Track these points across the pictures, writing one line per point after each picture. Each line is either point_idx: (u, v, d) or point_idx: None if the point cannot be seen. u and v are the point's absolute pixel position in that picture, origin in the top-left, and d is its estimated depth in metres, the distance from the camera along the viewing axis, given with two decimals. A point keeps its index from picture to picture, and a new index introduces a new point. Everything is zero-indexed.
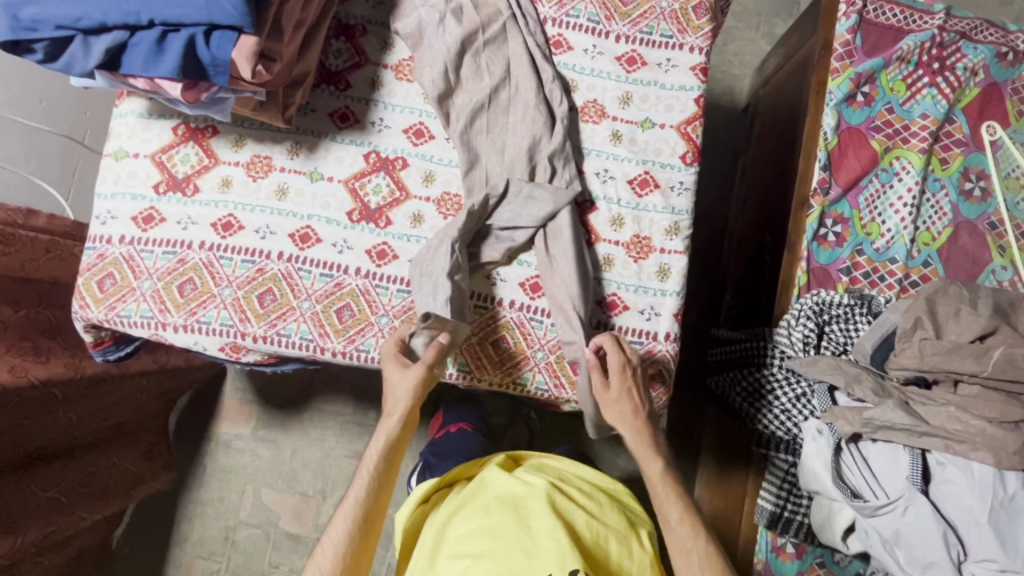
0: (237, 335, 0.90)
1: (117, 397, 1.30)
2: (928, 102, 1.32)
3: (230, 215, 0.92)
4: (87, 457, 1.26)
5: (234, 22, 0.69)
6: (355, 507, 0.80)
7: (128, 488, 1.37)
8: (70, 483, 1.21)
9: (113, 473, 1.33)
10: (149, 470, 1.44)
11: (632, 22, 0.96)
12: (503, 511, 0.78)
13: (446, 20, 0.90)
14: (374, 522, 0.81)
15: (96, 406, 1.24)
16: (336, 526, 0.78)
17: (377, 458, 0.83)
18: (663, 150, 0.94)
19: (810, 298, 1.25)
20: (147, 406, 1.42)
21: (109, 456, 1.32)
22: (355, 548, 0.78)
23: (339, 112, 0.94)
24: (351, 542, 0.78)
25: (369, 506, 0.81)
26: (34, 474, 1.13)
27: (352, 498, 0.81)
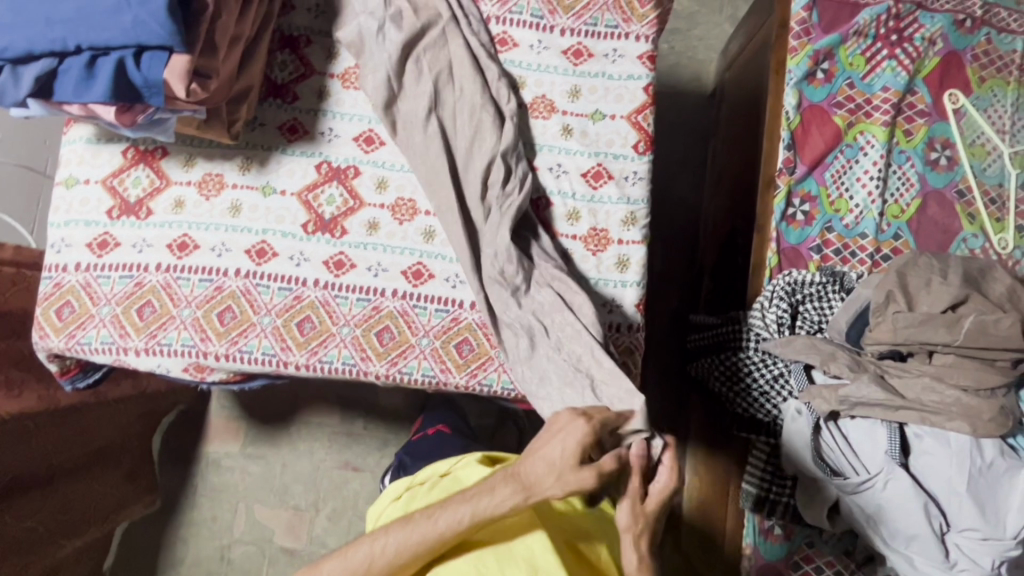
0: (198, 354, 0.89)
1: (94, 424, 1.31)
2: (888, 75, 1.32)
3: (184, 235, 0.91)
4: (66, 485, 1.26)
5: (163, 42, 0.69)
6: (430, 534, 0.73)
7: (107, 514, 1.38)
8: (48, 513, 1.21)
9: (91, 500, 1.33)
10: (129, 495, 1.45)
11: (576, 15, 0.95)
12: None
13: (386, 27, 0.89)
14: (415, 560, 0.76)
15: (71, 434, 1.25)
16: (375, 562, 0.74)
17: (490, 511, 0.72)
18: (614, 140, 0.93)
19: (782, 279, 1.25)
20: (128, 428, 1.43)
21: (89, 482, 1.32)
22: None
23: (288, 124, 0.94)
24: (388, 566, 0.74)
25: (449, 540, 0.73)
26: (13, 504, 1.12)
27: (430, 523, 0.73)
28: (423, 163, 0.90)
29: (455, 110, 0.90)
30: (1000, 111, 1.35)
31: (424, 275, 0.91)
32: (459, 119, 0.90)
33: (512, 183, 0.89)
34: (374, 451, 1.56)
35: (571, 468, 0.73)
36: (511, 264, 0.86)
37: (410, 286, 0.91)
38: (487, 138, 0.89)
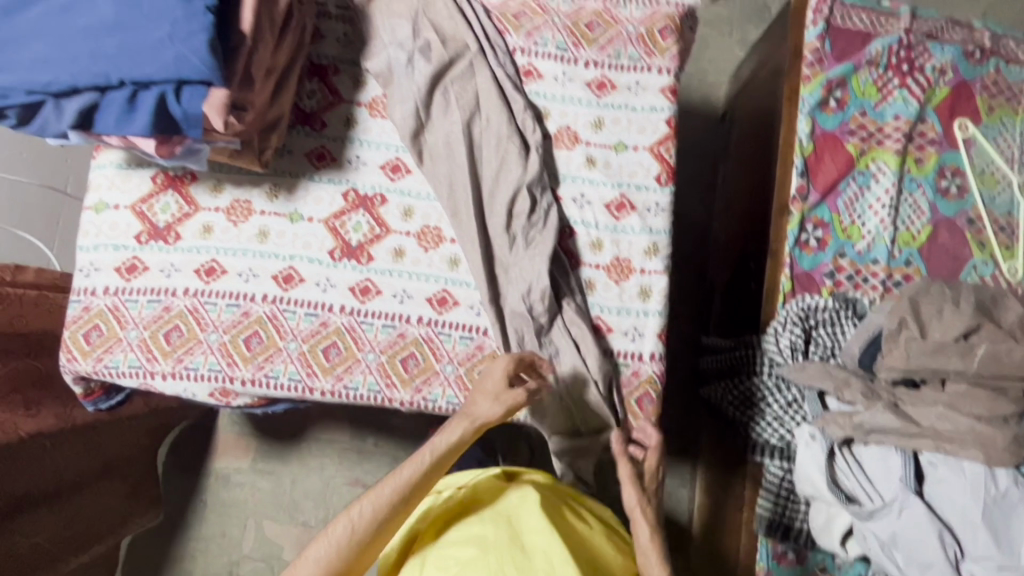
0: (225, 379, 0.90)
1: (97, 440, 1.31)
2: (899, 103, 1.34)
3: (212, 260, 0.92)
4: (74, 500, 1.26)
5: (204, 76, 0.71)
6: (400, 485, 0.80)
7: (112, 527, 1.38)
8: (53, 530, 1.21)
9: (98, 513, 1.33)
10: (134, 508, 1.45)
11: (600, 48, 0.97)
12: (497, 523, 0.78)
13: (414, 59, 0.91)
14: (392, 523, 0.80)
15: (81, 450, 1.25)
16: (354, 525, 0.78)
17: (444, 446, 0.82)
18: (637, 172, 0.95)
19: (795, 304, 1.28)
20: (135, 441, 1.44)
21: (95, 497, 1.32)
22: (362, 548, 0.78)
23: (315, 151, 0.95)
24: (365, 534, 0.78)
25: (416, 489, 0.81)
26: (18, 522, 1.12)
27: (398, 476, 0.80)
28: (450, 194, 0.91)
29: (482, 142, 0.92)
30: (1009, 140, 1.37)
31: (449, 301, 0.92)
32: (485, 151, 0.92)
33: (537, 213, 0.91)
34: (385, 468, 1.56)
35: (504, 388, 0.83)
36: (542, 304, 0.88)
37: (435, 312, 0.92)
38: (512, 168, 0.91)
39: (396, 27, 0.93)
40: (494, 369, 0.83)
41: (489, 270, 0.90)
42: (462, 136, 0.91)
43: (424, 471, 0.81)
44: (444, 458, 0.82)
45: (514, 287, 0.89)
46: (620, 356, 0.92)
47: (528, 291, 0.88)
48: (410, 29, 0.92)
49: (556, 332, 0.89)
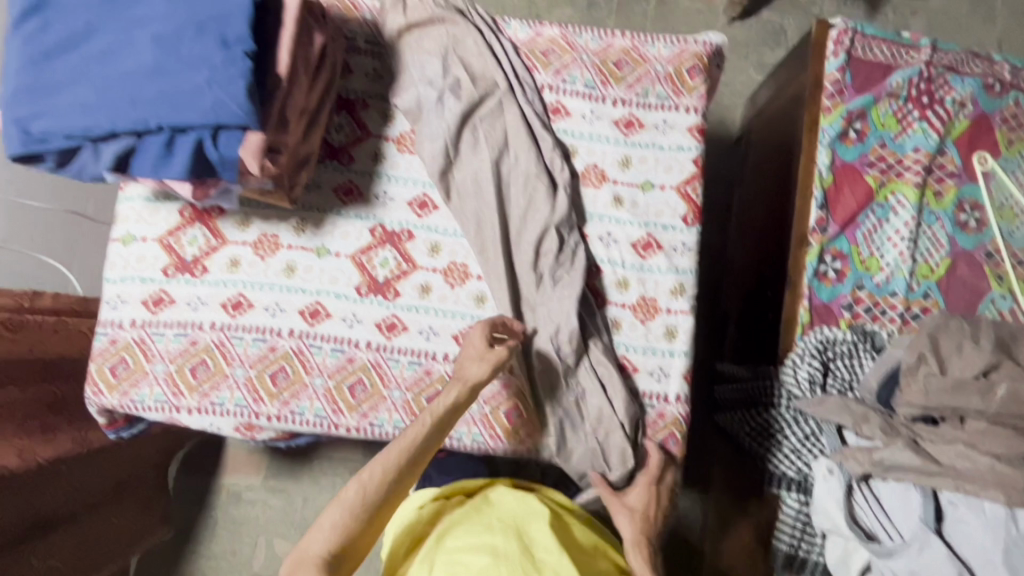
0: (251, 414, 0.91)
1: (109, 459, 1.30)
2: (919, 136, 1.35)
3: (239, 294, 0.93)
4: (88, 521, 1.25)
5: (240, 121, 0.71)
6: (406, 448, 0.78)
7: (127, 546, 1.37)
8: (67, 552, 1.19)
9: (112, 533, 1.33)
10: (146, 526, 1.44)
11: (628, 86, 0.97)
12: (507, 534, 0.76)
13: (444, 96, 0.91)
14: (403, 485, 0.78)
15: (93, 472, 1.24)
16: (365, 487, 0.76)
17: (445, 406, 0.80)
18: (664, 211, 0.95)
19: (814, 336, 1.26)
20: (147, 459, 1.44)
21: (108, 516, 1.32)
22: (375, 510, 0.76)
23: (343, 186, 0.95)
24: (376, 497, 0.76)
25: (422, 450, 0.79)
26: (34, 545, 1.10)
27: (404, 439, 0.78)
28: (477, 233, 0.91)
29: (510, 181, 0.92)
30: None
31: None
32: (513, 189, 0.92)
33: (565, 253, 0.91)
34: None
35: (485, 347, 0.82)
36: (570, 346, 0.88)
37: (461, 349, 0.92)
38: (540, 207, 0.91)
39: (426, 63, 0.92)
40: (471, 335, 0.83)
41: (515, 308, 0.90)
42: (493, 175, 0.91)
43: (430, 435, 0.79)
44: (446, 418, 0.80)
45: (541, 325, 0.89)
46: (646, 396, 0.92)
47: (555, 331, 0.88)
48: (440, 66, 0.92)
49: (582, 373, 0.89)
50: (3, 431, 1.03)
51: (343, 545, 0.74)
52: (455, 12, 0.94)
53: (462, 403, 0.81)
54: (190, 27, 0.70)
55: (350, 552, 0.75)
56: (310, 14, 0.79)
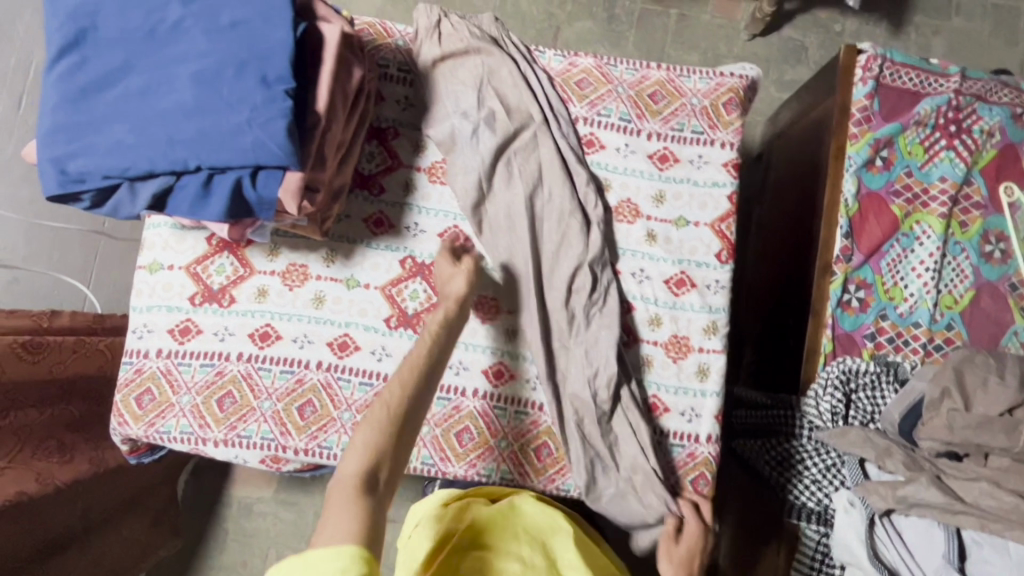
0: (278, 448, 0.90)
1: (125, 477, 1.29)
2: (946, 165, 1.34)
3: (267, 325, 0.91)
4: (101, 539, 1.24)
5: (280, 161, 0.69)
6: (417, 364, 0.76)
7: (137, 560, 1.35)
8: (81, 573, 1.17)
9: (124, 547, 1.31)
10: (155, 540, 1.43)
11: (664, 119, 0.96)
12: (533, 548, 0.76)
13: (478, 130, 0.90)
14: (422, 404, 0.74)
15: (108, 491, 1.23)
16: (387, 404, 0.71)
17: (439, 321, 0.81)
18: (697, 248, 0.94)
19: (836, 366, 1.26)
20: (158, 473, 1.43)
21: (120, 532, 1.31)
22: (403, 428, 0.70)
23: (373, 217, 0.94)
24: (399, 412, 0.71)
25: (432, 364, 0.77)
26: (48, 566, 1.09)
27: (410, 357, 0.77)
28: (510, 268, 0.90)
29: (543, 216, 0.91)
30: None
31: (505, 374, 0.91)
32: (546, 224, 0.91)
33: (598, 292, 0.90)
34: None
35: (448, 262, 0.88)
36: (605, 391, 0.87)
37: (491, 385, 0.91)
38: (574, 243, 0.90)
39: (461, 95, 0.91)
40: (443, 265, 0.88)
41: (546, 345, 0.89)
42: (526, 211, 0.90)
43: (433, 353, 0.78)
44: (443, 339, 0.80)
45: (573, 364, 0.88)
46: (677, 437, 0.91)
47: (587, 371, 0.87)
48: (475, 97, 0.90)
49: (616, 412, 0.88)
50: (18, 455, 0.99)
51: (380, 465, 0.67)
52: (490, 43, 0.92)
53: (453, 322, 0.82)
54: (230, 65, 0.68)
55: (388, 476, 0.67)
56: (349, 48, 0.78)
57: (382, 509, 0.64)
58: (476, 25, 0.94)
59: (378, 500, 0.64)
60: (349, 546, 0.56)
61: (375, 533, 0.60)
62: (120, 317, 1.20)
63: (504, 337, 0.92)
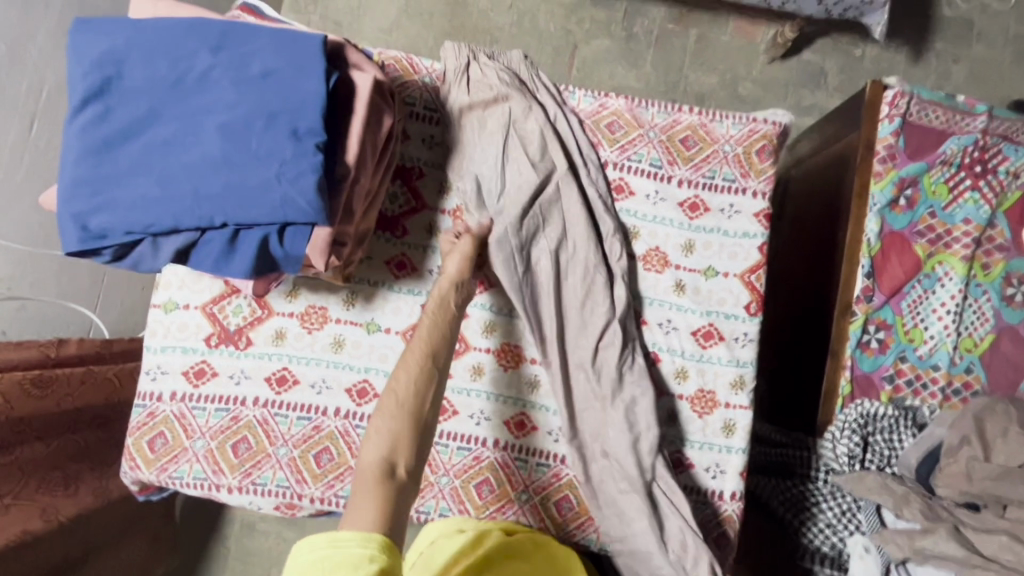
0: (293, 496, 0.88)
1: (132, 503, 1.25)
2: (970, 206, 1.29)
3: (284, 369, 0.89)
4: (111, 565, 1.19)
5: (309, 217, 0.66)
6: (422, 348, 0.75)
7: None
8: None
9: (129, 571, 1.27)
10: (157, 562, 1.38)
11: (695, 166, 0.94)
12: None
13: (506, 175, 0.87)
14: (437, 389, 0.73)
15: (118, 518, 1.19)
16: (396, 390, 0.70)
17: (438, 302, 0.80)
18: (727, 299, 0.92)
19: (855, 409, 1.22)
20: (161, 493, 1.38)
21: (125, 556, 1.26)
22: (416, 410, 0.69)
23: (396, 259, 0.91)
24: (409, 397, 0.70)
25: (437, 346, 0.75)
26: None
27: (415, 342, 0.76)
28: (536, 316, 0.87)
29: (567, 269, 0.88)
30: None
31: (528, 426, 0.90)
32: (571, 276, 0.88)
33: (627, 346, 0.87)
34: None
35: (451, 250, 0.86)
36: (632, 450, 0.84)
37: (513, 436, 0.90)
38: (602, 290, 0.87)
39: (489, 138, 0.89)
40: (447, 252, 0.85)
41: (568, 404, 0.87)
42: (550, 258, 0.88)
43: (433, 334, 0.76)
44: (441, 319, 0.78)
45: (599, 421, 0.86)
46: (701, 494, 0.89)
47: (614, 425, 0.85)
48: (501, 141, 0.88)
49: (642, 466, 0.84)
50: (24, 491, 0.94)
51: (400, 450, 0.65)
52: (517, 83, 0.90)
53: (450, 300, 0.81)
54: (260, 116, 0.65)
55: (410, 459, 0.66)
56: (380, 94, 0.75)
57: (408, 496, 0.63)
58: (504, 65, 0.92)
59: (401, 486, 0.63)
60: (375, 533, 0.56)
61: (397, 521, 0.59)
62: (128, 341, 1.20)
63: (524, 386, 0.90)
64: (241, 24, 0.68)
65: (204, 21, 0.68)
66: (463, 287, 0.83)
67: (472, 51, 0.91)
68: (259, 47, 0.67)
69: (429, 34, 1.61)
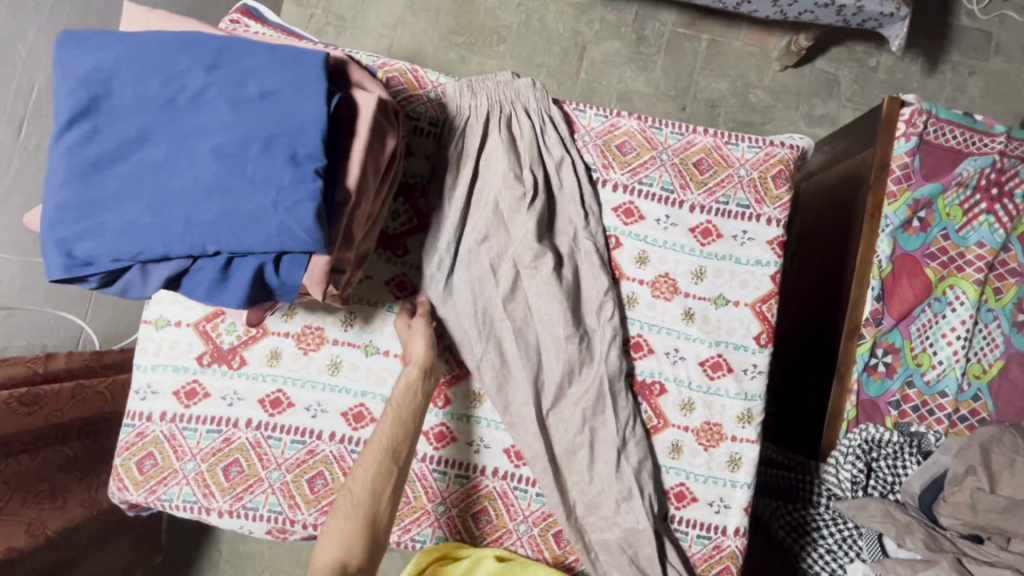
0: (285, 521, 0.85)
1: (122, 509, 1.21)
2: (985, 230, 1.18)
3: (279, 391, 0.86)
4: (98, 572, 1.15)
5: (307, 247, 0.63)
6: (381, 444, 0.77)
7: None
8: None
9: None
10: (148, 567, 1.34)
11: (709, 191, 0.90)
12: None
13: (508, 208, 0.85)
14: (391, 487, 0.76)
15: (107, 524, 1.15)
16: (353, 493, 0.75)
17: (401, 390, 0.79)
18: (736, 329, 0.89)
19: (858, 434, 1.11)
20: None
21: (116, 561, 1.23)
22: (370, 513, 0.74)
23: (397, 280, 0.88)
24: (362, 498, 0.75)
25: (394, 442, 0.77)
26: None
27: (377, 435, 0.78)
28: (497, 374, 0.84)
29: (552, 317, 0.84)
30: None
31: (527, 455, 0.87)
32: (551, 315, 0.84)
33: (600, 407, 0.84)
34: None
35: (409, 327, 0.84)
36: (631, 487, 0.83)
37: (512, 465, 0.87)
38: (578, 349, 0.84)
39: (491, 168, 0.87)
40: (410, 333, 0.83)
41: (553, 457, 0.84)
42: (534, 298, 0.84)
43: (396, 431, 0.78)
44: (404, 409, 0.79)
45: (583, 472, 0.84)
46: (704, 528, 0.87)
47: (603, 460, 0.84)
48: (500, 176, 0.86)
49: (625, 520, 0.83)
50: (10, 505, 0.91)
51: (351, 556, 0.72)
52: (505, 127, 0.88)
53: (417, 390, 0.80)
54: (257, 139, 0.61)
55: (361, 563, 0.72)
56: (384, 114, 0.72)
57: None
58: (504, 99, 0.89)
59: None
60: None
61: None
62: (118, 352, 1.18)
63: None
64: (239, 40, 0.65)
65: (200, 37, 0.64)
66: (432, 368, 0.81)
67: (473, 83, 0.89)
68: (256, 65, 0.63)
69: (435, 31, 1.56)
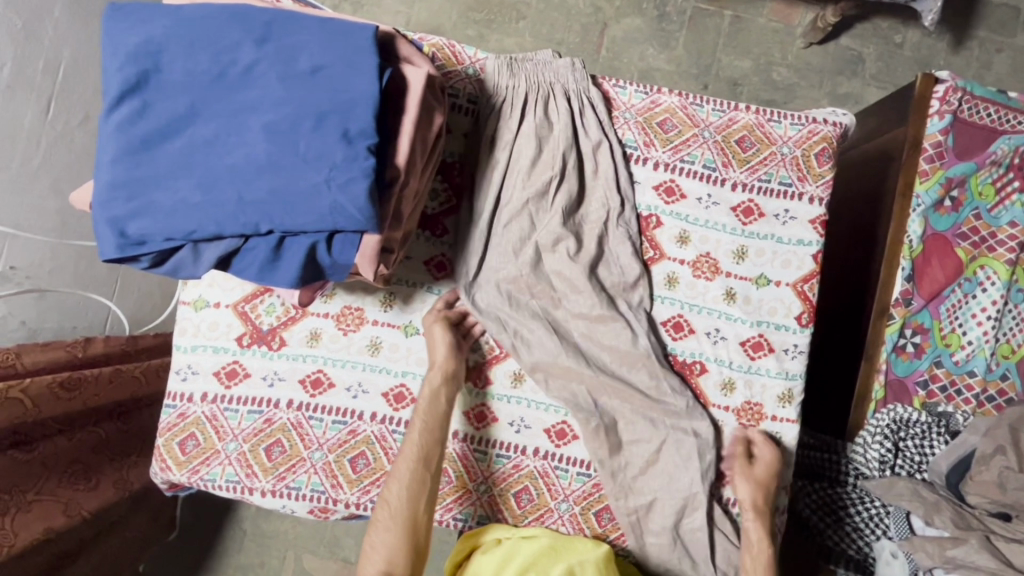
0: (329, 501, 0.86)
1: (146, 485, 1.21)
2: (1017, 209, 1.17)
3: (319, 371, 0.86)
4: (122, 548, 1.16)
5: (359, 226, 0.61)
6: (412, 455, 0.79)
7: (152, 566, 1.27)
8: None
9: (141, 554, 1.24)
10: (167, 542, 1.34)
11: (751, 169, 0.89)
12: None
13: (545, 190, 0.85)
14: (422, 497, 0.78)
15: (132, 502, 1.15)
16: (390, 504, 0.77)
17: (427, 399, 0.80)
18: (778, 309, 0.89)
19: (887, 414, 1.10)
20: None
21: (141, 537, 1.23)
22: (409, 522, 0.77)
23: (436, 260, 0.88)
24: (399, 512, 0.77)
25: (424, 453, 0.79)
26: None
27: (409, 447, 0.79)
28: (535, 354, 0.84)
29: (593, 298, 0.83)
30: None
31: (568, 435, 0.87)
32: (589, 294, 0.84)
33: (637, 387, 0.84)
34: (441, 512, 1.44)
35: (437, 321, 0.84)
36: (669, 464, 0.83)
37: (553, 445, 0.87)
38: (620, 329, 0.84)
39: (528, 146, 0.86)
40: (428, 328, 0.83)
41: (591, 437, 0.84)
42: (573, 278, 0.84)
43: (424, 439, 0.79)
44: (432, 416, 0.80)
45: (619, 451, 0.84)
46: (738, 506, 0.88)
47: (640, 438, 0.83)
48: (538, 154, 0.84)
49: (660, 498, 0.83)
50: (46, 485, 0.91)
51: (394, 566, 0.75)
52: (545, 105, 0.86)
53: (440, 394, 0.81)
54: (309, 116, 0.60)
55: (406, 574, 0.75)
56: (431, 91, 0.70)
57: None
58: (544, 78, 0.88)
59: None
60: None
61: None
62: (152, 336, 1.16)
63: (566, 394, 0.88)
64: (287, 14, 0.63)
65: (249, 10, 0.63)
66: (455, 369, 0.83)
67: (513, 62, 0.87)
68: (307, 40, 0.62)
69: (453, 8, 1.53)
